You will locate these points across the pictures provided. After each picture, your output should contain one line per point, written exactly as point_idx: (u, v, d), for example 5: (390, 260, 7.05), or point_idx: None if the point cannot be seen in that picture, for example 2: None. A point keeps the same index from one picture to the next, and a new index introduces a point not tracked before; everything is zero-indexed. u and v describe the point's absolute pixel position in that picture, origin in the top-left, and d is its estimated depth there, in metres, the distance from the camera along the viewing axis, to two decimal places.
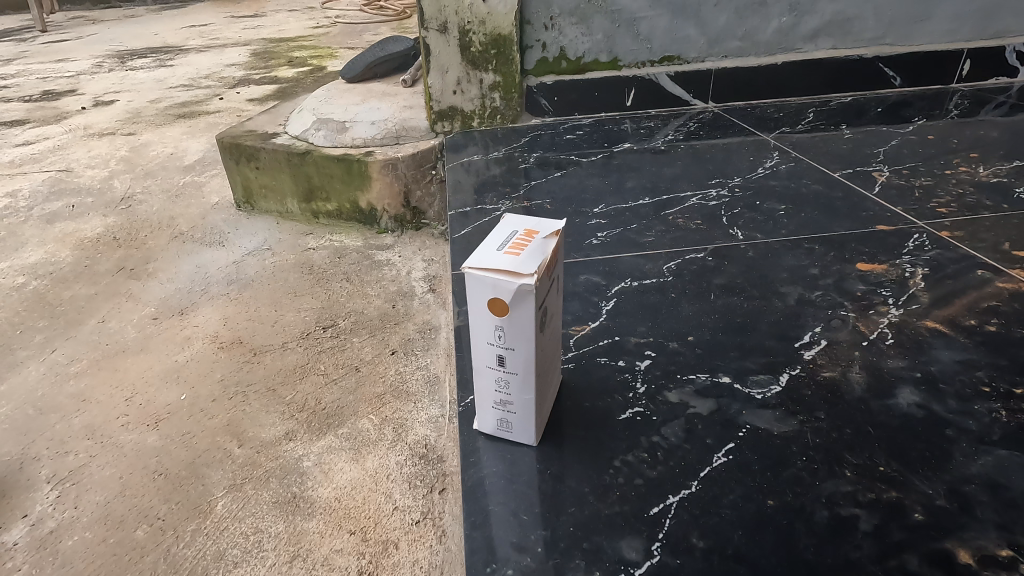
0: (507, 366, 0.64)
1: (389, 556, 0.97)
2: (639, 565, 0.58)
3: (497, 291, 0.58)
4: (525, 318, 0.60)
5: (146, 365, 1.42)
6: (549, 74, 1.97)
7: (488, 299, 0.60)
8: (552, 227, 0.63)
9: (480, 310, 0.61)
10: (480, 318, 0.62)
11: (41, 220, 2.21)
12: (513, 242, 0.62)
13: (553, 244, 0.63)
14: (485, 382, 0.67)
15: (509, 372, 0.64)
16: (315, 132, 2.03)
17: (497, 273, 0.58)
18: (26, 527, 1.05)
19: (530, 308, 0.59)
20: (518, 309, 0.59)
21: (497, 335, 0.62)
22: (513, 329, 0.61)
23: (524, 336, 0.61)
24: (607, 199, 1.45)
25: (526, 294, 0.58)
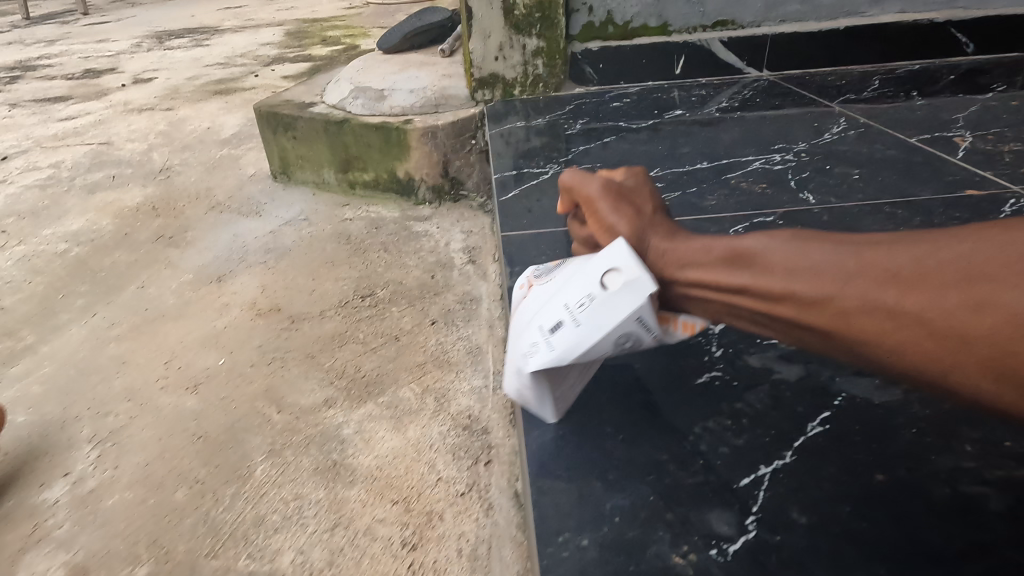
0: (558, 334, 0.58)
1: (434, 527, 0.92)
2: (734, 541, 0.51)
3: (621, 266, 0.57)
4: (615, 306, 0.55)
5: (185, 331, 1.40)
6: (595, 40, 1.89)
7: (607, 267, 0.58)
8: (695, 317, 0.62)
9: (597, 270, 0.59)
10: (586, 277, 0.59)
11: (83, 190, 2.22)
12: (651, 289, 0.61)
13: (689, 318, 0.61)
14: (529, 331, 0.60)
15: (555, 340, 0.58)
16: (352, 100, 1.97)
17: (633, 258, 0.57)
18: (67, 485, 1.03)
19: (633, 304, 0.54)
20: (621, 292, 0.55)
21: (581, 301, 0.57)
22: (597, 306, 0.56)
23: (597, 321, 0.55)
24: (661, 164, 1.36)
25: (636, 288, 0.55)
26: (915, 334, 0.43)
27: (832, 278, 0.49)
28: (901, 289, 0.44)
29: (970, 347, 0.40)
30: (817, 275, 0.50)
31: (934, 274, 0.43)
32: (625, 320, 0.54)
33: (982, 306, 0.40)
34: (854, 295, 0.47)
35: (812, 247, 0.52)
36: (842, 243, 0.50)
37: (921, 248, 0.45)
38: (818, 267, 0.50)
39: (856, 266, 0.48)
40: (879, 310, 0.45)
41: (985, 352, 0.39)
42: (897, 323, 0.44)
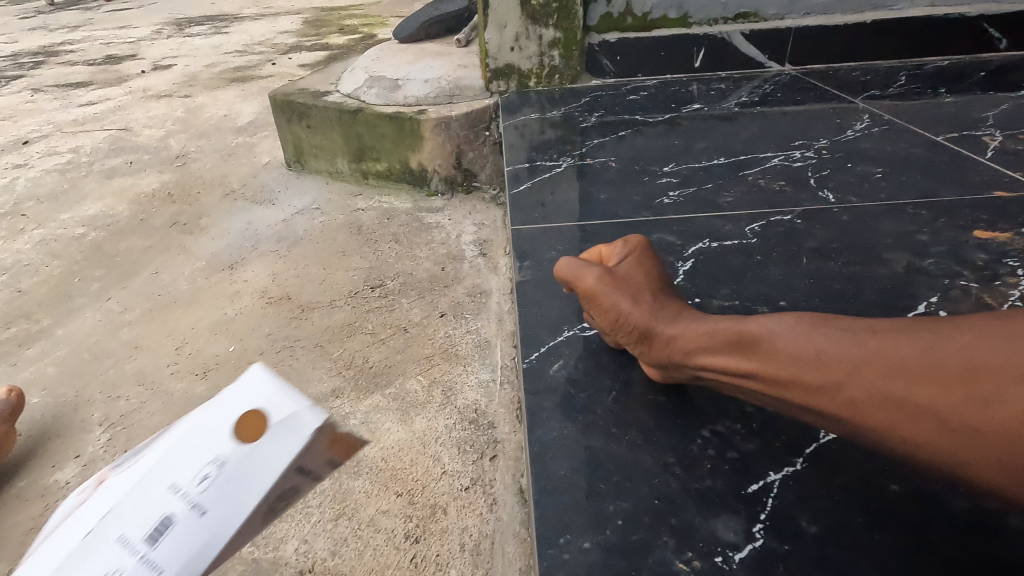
0: (169, 531, 0.36)
1: (437, 521, 0.91)
2: (739, 549, 0.50)
3: (267, 407, 0.39)
4: (248, 476, 0.37)
5: (196, 317, 1.41)
6: (613, 32, 1.87)
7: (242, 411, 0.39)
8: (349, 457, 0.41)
9: (227, 410, 0.39)
10: (210, 421, 0.39)
11: (101, 175, 2.24)
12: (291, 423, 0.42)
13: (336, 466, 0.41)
14: (133, 525, 0.37)
15: (167, 541, 0.36)
16: (367, 90, 1.96)
17: (283, 392, 0.39)
18: (78, 467, 1.04)
19: (270, 470, 0.37)
20: (257, 454, 0.37)
21: (200, 470, 0.37)
22: (225, 476, 0.37)
23: (229, 502, 0.36)
24: (677, 159, 1.33)
25: (286, 448, 0.37)
26: (929, 430, 0.44)
27: (842, 365, 0.49)
28: (912, 380, 0.45)
29: (982, 445, 0.41)
30: (826, 361, 0.50)
31: (940, 368, 0.44)
32: (283, 477, 0.37)
33: (992, 404, 0.41)
34: (868, 387, 0.47)
35: (816, 329, 0.52)
36: (843, 328, 0.50)
37: (922, 335, 0.46)
38: (824, 351, 0.50)
39: (864, 355, 0.48)
40: (890, 402, 0.46)
41: (997, 451, 0.41)
42: (910, 416, 0.45)
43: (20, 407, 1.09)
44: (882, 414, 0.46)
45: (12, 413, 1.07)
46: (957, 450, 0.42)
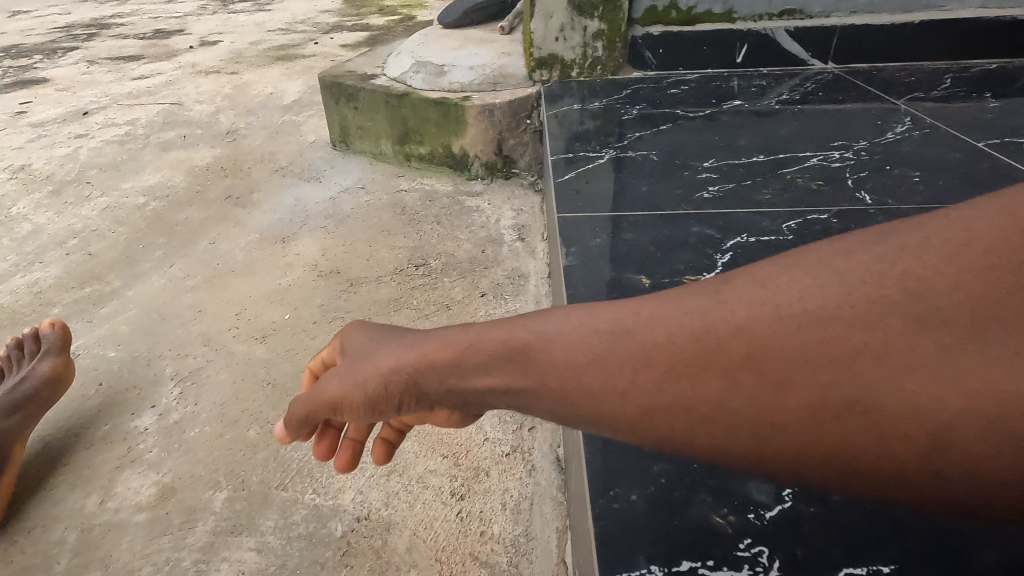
0: None
1: (480, 481, 1.00)
2: (770, 508, 0.58)
3: None
4: None
5: (254, 285, 1.51)
6: (657, 25, 1.89)
7: None
8: None
9: None
10: None
11: (157, 148, 2.35)
12: None
13: None
14: None
15: None
16: (413, 74, 2.02)
17: None
18: (155, 416, 1.14)
19: None
20: None
21: None
22: None
23: None
24: (717, 155, 1.38)
25: None
26: (797, 433, 0.37)
27: (654, 351, 0.42)
28: (728, 374, 0.39)
29: (850, 414, 0.35)
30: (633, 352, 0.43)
31: (753, 353, 0.38)
32: None
33: (845, 384, 0.35)
34: (690, 389, 0.40)
35: (603, 331, 0.45)
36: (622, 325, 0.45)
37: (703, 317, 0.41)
38: (627, 342, 0.44)
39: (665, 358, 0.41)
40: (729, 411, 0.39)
41: (878, 433, 0.34)
42: (767, 413, 0.38)
43: (69, 341, 1.20)
44: (717, 406, 0.39)
45: (64, 347, 1.18)
46: (834, 444, 0.36)
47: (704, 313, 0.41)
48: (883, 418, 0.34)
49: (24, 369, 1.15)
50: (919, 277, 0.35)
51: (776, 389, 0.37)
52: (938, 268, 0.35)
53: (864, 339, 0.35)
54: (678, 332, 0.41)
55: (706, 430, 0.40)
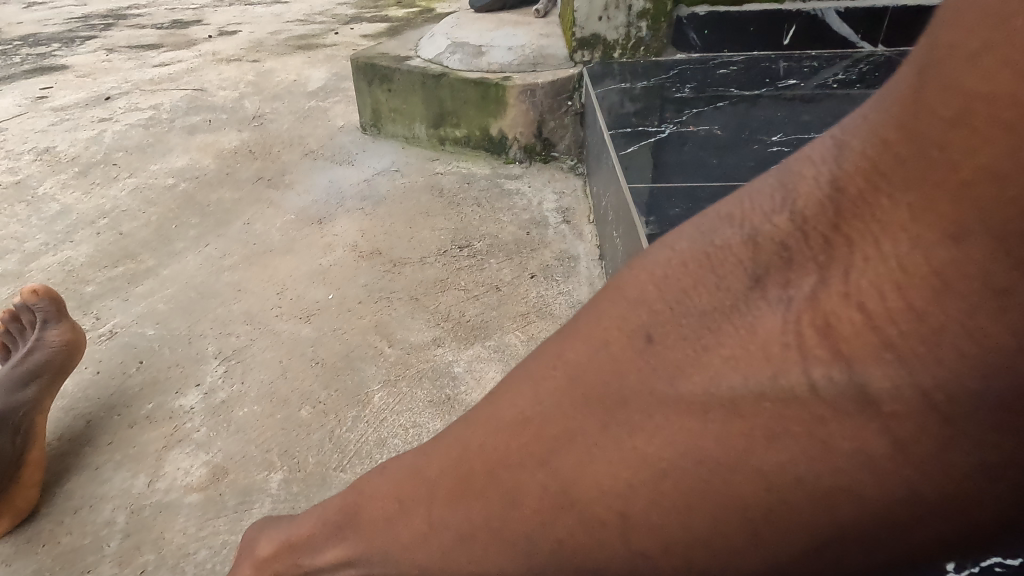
0: None
1: None
2: None
3: None
4: None
5: (294, 265, 1.46)
6: (703, 4, 1.84)
7: None
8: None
9: None
10: None
11: (183, 131, 2.31)
12: None
13: None
14: None
15: None
16: (450, 55, 1.97)
17: None
18: (200, 394, 1.09)
19: None
20: None
21: None
22: None
23: None
24: (783, 129, 1.33)
25: None
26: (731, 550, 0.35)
27: (465, 474, 0.44)
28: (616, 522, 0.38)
29: (642, 501, 0.37)
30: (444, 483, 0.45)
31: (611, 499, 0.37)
32: None
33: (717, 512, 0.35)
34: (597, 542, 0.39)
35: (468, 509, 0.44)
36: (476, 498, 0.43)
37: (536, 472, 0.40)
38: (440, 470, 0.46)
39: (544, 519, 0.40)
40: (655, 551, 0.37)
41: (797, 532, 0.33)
42: (660, 535, 0.37)
43: (65, 303, 1.05)
44: (541, 514, 0.40)
45: (61, 310, 1.05)
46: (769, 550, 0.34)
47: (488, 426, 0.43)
48: (692, 489, 0.35)
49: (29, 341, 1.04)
50: (646, 337, 0.38)
51: (569, 485, 0.39)
52: (655, 306, 0.39)
53: (619, 417, 0.38)
54: (472, 453, 0.44)
55: (541, 537, 0.40)
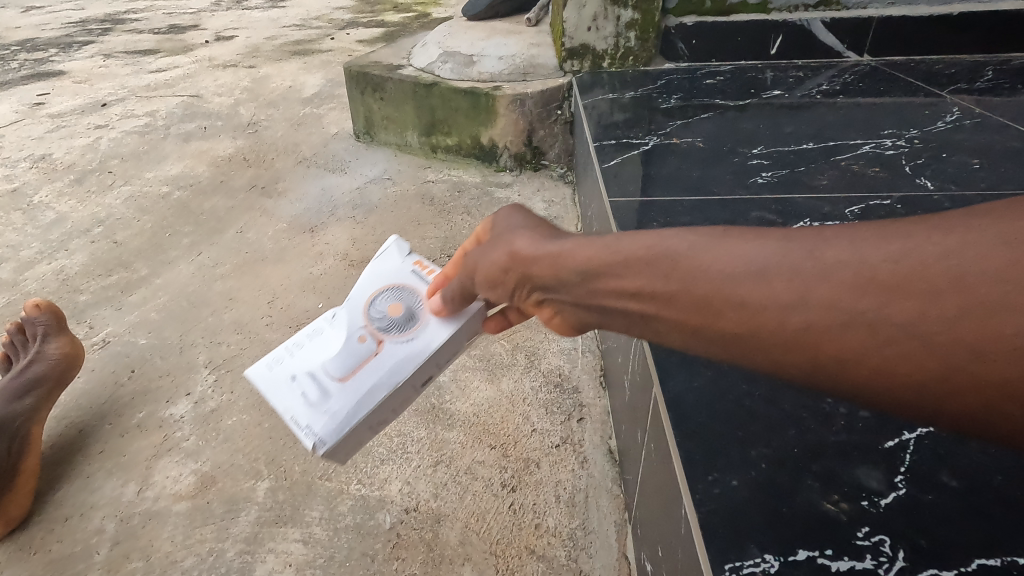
0: (352, 340, 0.71)
1: (531, 473, 0.96)
2: (884, 495, 0.52)
3: (392, 282, 0.77)
4: (370, 367, 0.68)
5: (285, 273, 1.48)
6: (691, 15, 1.86)
7: (392, 304, 0.74)
8: (391, 336, 0.71)
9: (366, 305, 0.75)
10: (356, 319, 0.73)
11: (178, 138, 2.33)
12: (391, 313, 0.73)
13: (378, 345, 0.70)
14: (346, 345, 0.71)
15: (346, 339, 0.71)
16: (441, 64, 1.99)
17: (400, 288, 0.76)
18: (190, 403, 1.11)
19: (371, 366, 0.68)
20: (369, 355, 0.69)
21: (364, 328, 0.72)
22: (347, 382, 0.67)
23: (350, 390, 0.66)
24: (764, 141, 1.35)
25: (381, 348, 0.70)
26: (945, 359, 0.34)
27: (668, 278, 0.46)
28: (882, 294, 0.36)
29: (933, 294, 0.34)
30: (634, 276, 0.48)
31: (903, 278, 0.35)
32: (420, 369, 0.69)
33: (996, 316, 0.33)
34: (841, 309, 0.37)
35: (754, 243, 0.42)
36: (770, 242, 0.41)
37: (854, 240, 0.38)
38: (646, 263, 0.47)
39: (813, 275, 0.39)
40: (875, 338, 0.36)
41: None
42: (918, 326, 0.35)
43: (66, 317, 1.10)
44: (819, 271, 0.38)
45: (61, 324, 1.09)
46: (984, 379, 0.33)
47: (765, 255, 0.41)
48: (993, 301, 0.33)
49: (28, 354, 1.08)
50: (996, 257, 0.33)
51: (879, 259, 0.37)
52: None
53: (885, 296, 0.36)
54: (706, 269, 0.43)
55: (793, 293, 0.39)
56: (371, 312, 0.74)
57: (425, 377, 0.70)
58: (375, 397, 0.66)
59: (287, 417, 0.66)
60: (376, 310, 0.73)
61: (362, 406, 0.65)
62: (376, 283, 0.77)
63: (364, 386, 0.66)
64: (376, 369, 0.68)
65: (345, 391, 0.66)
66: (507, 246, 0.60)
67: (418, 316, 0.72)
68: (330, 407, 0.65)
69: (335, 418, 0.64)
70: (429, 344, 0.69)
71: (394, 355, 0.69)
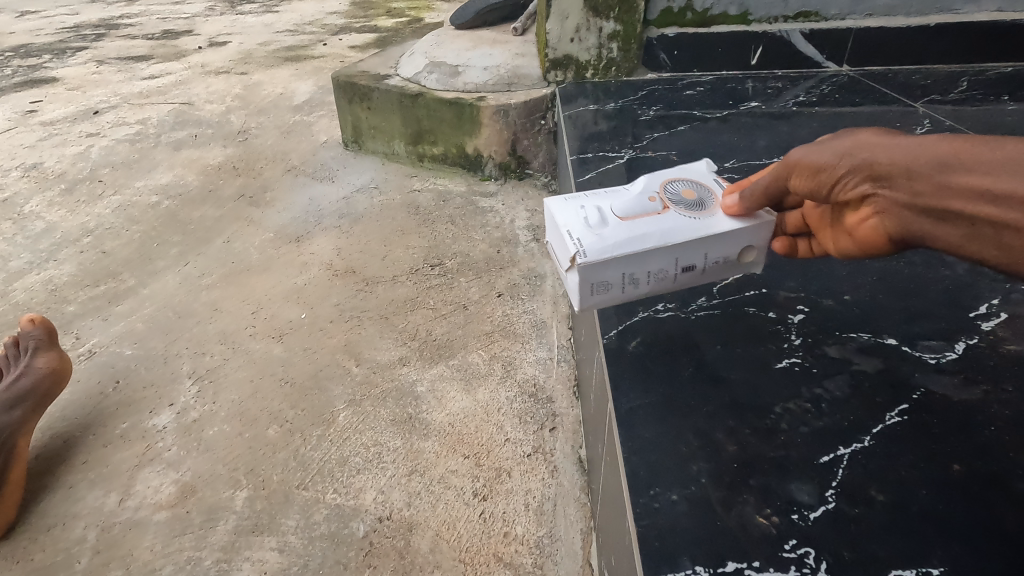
0: (640, 200, 0.71)
1: (503, 482, 0.99)
2: (813, 510, 0.55)
3: (684, 170, 0.76)
4: (653, 229, 0.68)
5: (270, 284, 1.51)
6: (672, 26, 1.88)
7: (685, 185, 0.73)
8: (680, 211, 0.70)
9: (669, 175, 0.74)
10: (648, 182, 0.73)
11: (168, 147, 2.35)
12: (676, 195, 0.72)
13: (665, 214, 0.69)
14: (638, 202, 0.70)
15: (635, 197, 0.71)
16: (427, 75, 2.02)
17: (687, 176, 0.74)
18: (173, 414, 1.14)
19: (660, 230, 0.68)
20: (655, 218, 0.69)
21: (656, 192, 0.72)
22: (630, 228, 0.68)
23: (633, 238, 0.67)
24: (737, 155, 1.39)
25: (667, 216, 0.69)
26: None
27: (897, 168, 0.51)
28: None
29: None
30: (865, 165, 0.53)
31: None
32: (693, 252, 0.69)
33: None
34: None
35: None
36: None
37: None
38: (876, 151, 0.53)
39: None
40: None
41: None
42: None
43: (57, 332, 1.13)
44: None
45: (53, 338, 1.12)
46: None
47: (1012, 149, 0.46)
48: None
49: (15, 369, 1.09)
50: None
51: None
52: None
53: None
54: (939, 161, 0.49)
55: None
56: (668, 185, 0.73)
57: (688, 260, 0.70)
58: (645, 244, 0.67)
59: (563, 226, 0.68)
60: (674, 184, 0.72)
61: (633, 244, 0.66)
62: (689, 175, 0.75)
63: (643, 230, 0.67)
64: (656, 224, 0.68)
65: (626, 236, 0.67)
66: (834, 142, 0.56)
67: (707, 206, 0.71)
68: (604, 233, 0.67)
69: (605, 242, 0.66)
70: (709, 230, 0.68)
71: (678, 223, 0.68)
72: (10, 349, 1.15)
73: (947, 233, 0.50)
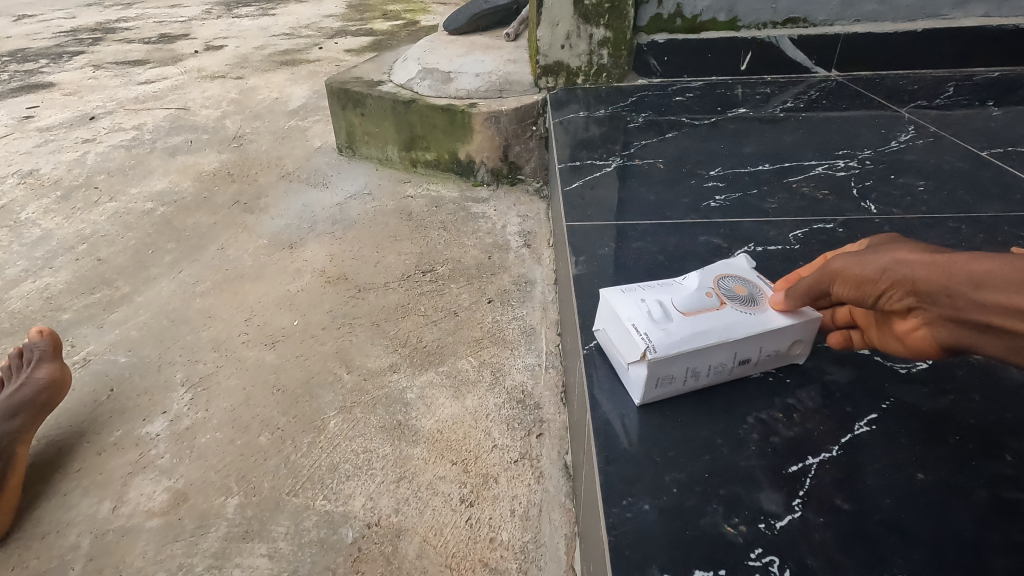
0: (697, 293, 0.69)
1: (489, 488, 1.00)
2: (780, 518, 0.57)
3: (731, 266, 0.74)
4: (714, 324, 0.66)
5: (263, 291, 1.52)
6: (662, 32, 1.90)
7: (737, 279, 0.71)
8: (739, 304, 0.68)
9: (720, 268, 0.73)
10: (702, 275, 0.71)
11: (164, 153, 2.37)
12: (730, 289, 0.70)
13: (724, 308, 0.68)
14: (697, 296, 0.68)
15: (694, 291, 0.69)
16: (420, 81, 2.04)
17: (737, 271, 0.73)
18: (166, 422, 1.15)
19: (721, 327, 0.66)
20: (715, 313, 0.67)
21: (714, 286, 0.70)
22: (692, 323, 0.66)
23: (696, 336, 0.65)
24: (723, 163, 1.41)
25: (727, 311, 0.67)
26: None
27: (934, 285, 0.50)
28: None
29: None
30: (908, 281, 0.52)
31: None
32: (750, 347, 0.68)
33: None
34: None
35: None
36: None
37: None
38: (911, 267, 0.52)
39: None
40: None
41: None
42: None
43: (62, 345, 1.18)
44: None
45: (56, 351, 1.17)
46: None
47: None
48: None
49: (17, 378, 1.13)
50: None
51: None
52: None
53: None
54: (972, 277, 0.48)
55: None
56: (720, 277, 0.71)
57: (746, 353, 0.69)
58: (708, 340, 0.65)
59: (628, 323, 0.66)
60: (726, 277, 0.71)
61: (698, 342, 0.65)
62: (739, 266, 0.75)
63: (707, 325, 0.65)
64: (718, 319, 0.66)
65: (690, 333, 0.65)
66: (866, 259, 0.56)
67: (763, 299, 0.69)
68: (669, 328, 0.65)
69: (672, 338, 0.64)
70: (764, 328, 0.67)
71: (739, 317, 0.67)
72: (11, 362, 1.19)
73: (995, 345, 0.49)
